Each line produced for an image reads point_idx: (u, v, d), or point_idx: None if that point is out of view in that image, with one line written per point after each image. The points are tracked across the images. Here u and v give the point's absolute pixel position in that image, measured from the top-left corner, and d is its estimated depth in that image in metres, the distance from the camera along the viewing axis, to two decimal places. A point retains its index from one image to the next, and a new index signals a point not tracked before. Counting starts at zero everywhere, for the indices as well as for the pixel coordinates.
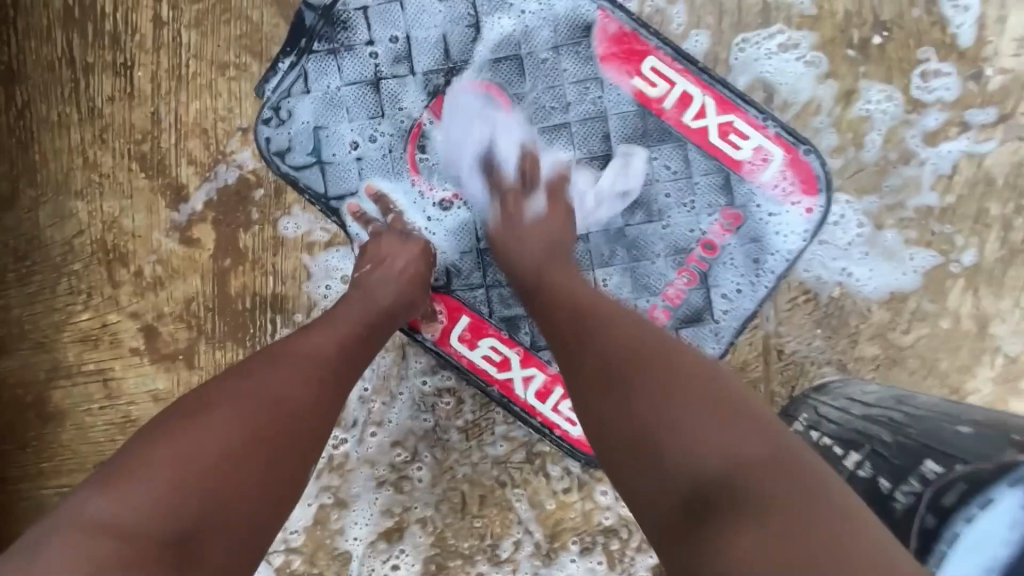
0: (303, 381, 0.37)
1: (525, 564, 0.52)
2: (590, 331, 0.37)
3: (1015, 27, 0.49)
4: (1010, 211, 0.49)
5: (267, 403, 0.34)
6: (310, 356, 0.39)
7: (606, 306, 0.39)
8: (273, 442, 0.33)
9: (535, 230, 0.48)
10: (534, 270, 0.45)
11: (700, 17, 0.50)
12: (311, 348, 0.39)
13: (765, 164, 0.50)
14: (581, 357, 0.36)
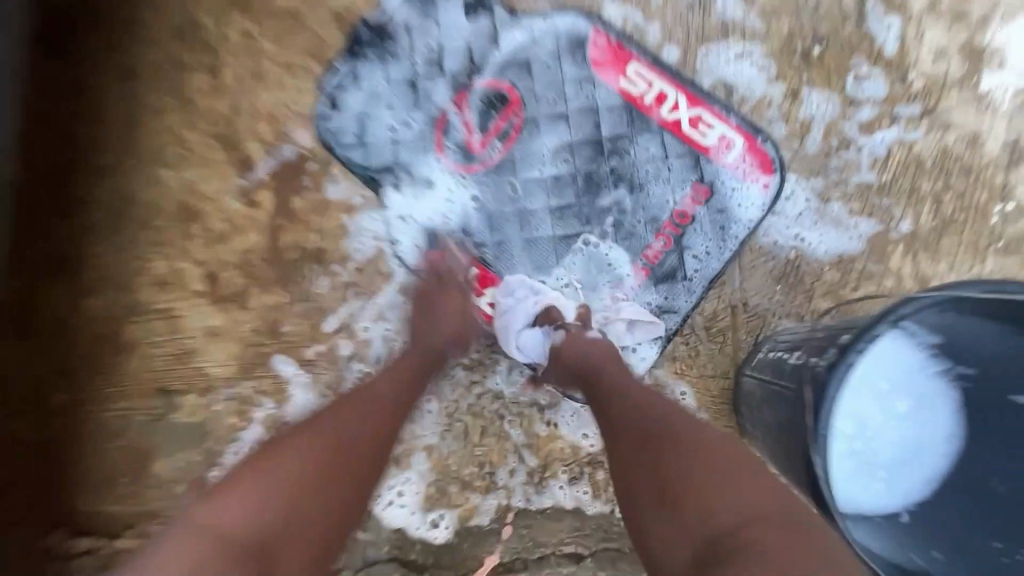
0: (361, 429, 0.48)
1: (519, 490, 0.59)
2: (642, 419, 0.45)
3: (931, 41, 0.60)
4: (939, 187, 0.58)
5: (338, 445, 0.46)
6: (369, 410, 0.50)
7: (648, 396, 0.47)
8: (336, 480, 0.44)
9: (597, 349, 0.53)
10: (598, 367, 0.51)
11: (672, 33, 0.62)
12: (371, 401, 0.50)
13: (728, 149, 0.60)
14: (630, 433, 0.44)
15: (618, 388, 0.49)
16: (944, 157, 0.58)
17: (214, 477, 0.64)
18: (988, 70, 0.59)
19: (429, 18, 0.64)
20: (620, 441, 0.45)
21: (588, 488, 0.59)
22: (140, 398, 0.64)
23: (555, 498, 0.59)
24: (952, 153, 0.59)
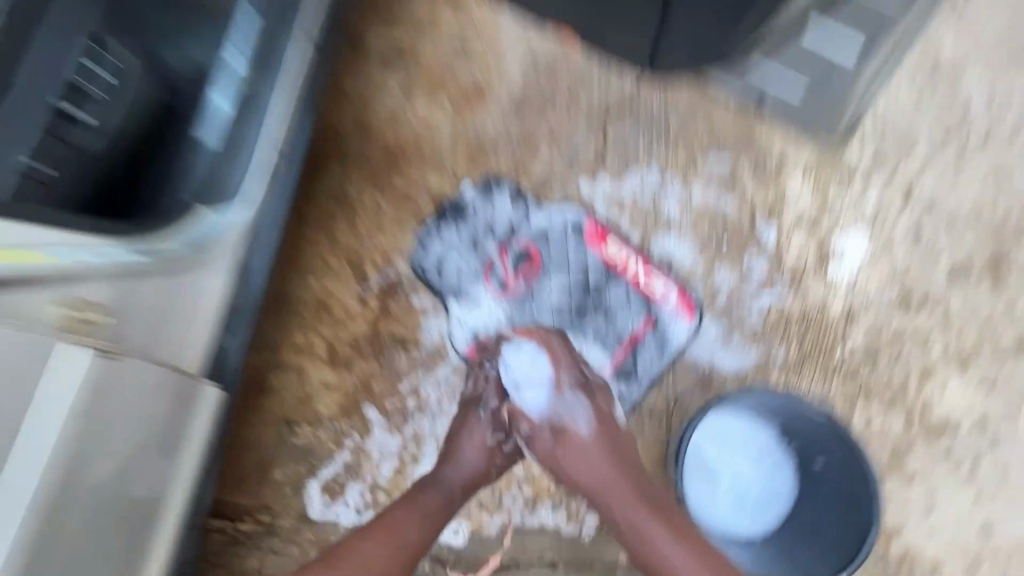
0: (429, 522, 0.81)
1: (518, 511, 0.87)
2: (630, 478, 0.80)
3: (796, 242, 0.96)
4: (801, 333, 0.92)
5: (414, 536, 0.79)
6: (434, 506, 0.82)
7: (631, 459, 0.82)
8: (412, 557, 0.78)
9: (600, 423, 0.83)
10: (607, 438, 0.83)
11: (636, 224, 1.00)
12: (435, 502, 0.82)
13: (668, 297, 0.95)
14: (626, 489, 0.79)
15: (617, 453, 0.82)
16: (805, 313, 0.92)
17: (313, 484, 0.94)
18: (834, 261, 0.95)
19: (487, 200, 1.03)
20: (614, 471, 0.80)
21: (565, 515, 0.87)
22: (272, 424, 0.96)
23: (542, 519, 0.87)
24: (809, 312, 0.92)
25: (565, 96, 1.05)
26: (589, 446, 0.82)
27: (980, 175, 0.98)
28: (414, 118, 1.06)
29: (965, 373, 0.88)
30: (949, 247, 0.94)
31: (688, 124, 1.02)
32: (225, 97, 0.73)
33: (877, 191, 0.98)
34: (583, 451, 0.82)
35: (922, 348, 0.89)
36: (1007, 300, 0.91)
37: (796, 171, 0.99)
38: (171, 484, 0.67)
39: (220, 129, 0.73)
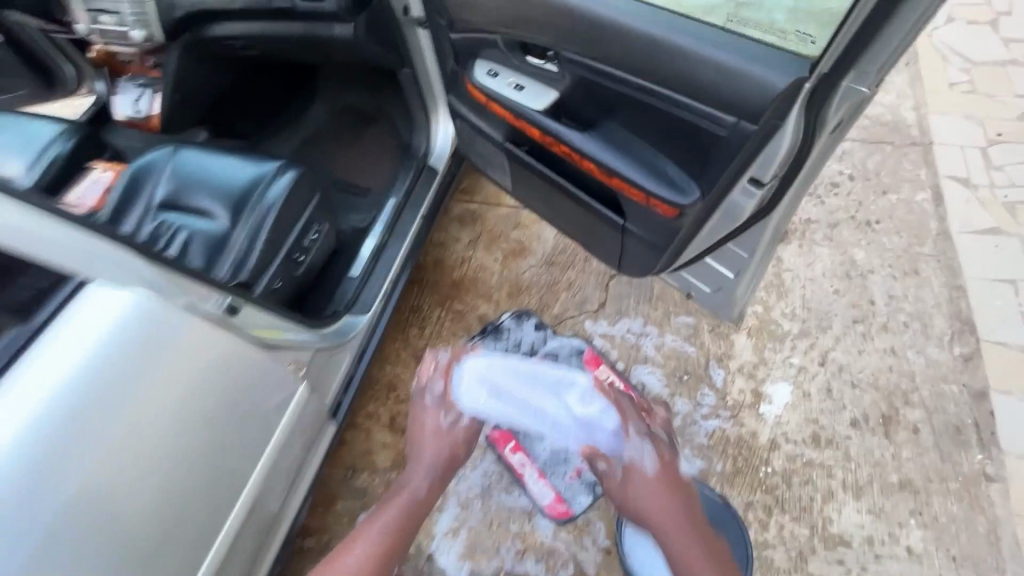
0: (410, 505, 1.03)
1: (510, 559, 1.18)
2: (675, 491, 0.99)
3: (737, 384, 1.32)
4: (735, 452, 1.24)
5: (398, 516, 1.01)
6: (411, 493, 1.05)
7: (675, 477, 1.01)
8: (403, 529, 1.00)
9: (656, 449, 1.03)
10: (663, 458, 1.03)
11: (622, 356, 1.39)
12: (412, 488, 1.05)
13: (640, 412, 1.27)
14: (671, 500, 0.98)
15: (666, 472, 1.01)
16: (739, 437, 1.25)
17: (363, 517, 1.26)
18: (765, 402, 1.29)
19: (517, 324, 1.42)
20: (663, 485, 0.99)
21: (545, 567, 1.16)
22: (342, 468, 1.32)
23: (527, 568, 1.17)
24: (742, 437, 1.25)
25: (582, 262, 1.52)
26: (649, 469, 1.01)
27: (879, 352, 1.33)
28: (475, 263, 1.53)
29: (857, 501, 1.17)
30: (853, 402, 1.27)
31: (665, 290, 1.45)
32: (370, 259, 1.22)
33: (801, 354, 1.34)
34: (650, 481, 0.99)
35: (827, 477, 1.19)
36: (895, 449, 1.21)
37: (741, 332, 1.38)
38: (287, 504, 1.06)
39: (362, 267, 1.21)
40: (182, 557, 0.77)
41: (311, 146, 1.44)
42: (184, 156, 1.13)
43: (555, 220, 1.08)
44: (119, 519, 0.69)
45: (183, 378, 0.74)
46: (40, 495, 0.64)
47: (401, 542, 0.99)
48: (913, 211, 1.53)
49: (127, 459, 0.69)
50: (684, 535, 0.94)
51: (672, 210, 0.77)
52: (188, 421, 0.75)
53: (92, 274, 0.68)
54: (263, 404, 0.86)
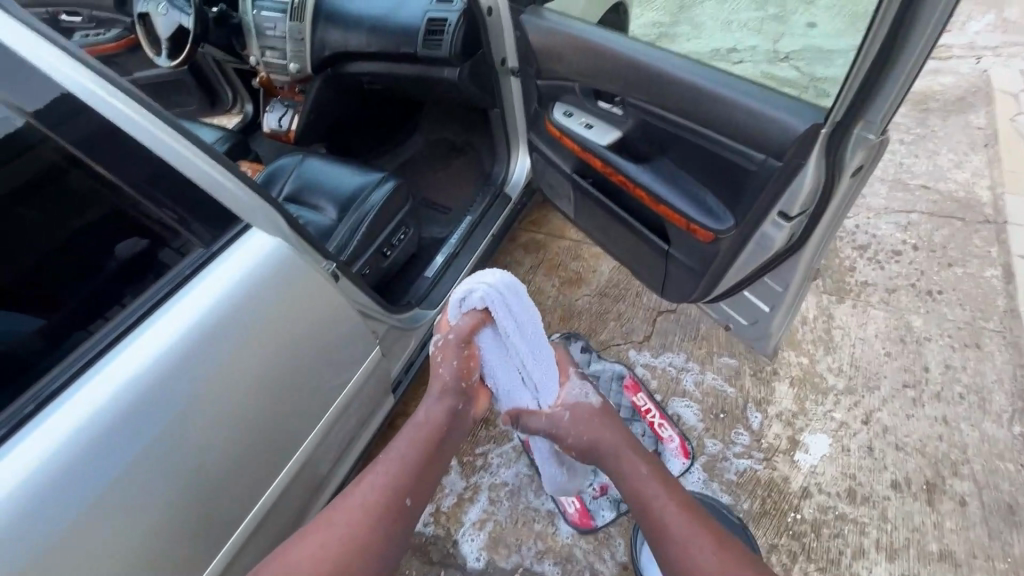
0: (404, 455, 0.84)
1: (530, 556, 1.24)
2: (638, 454, 0.88)
3: (774, 429, 1.34)
4: (764, 493, 1.25)
5: (391, 474, 0.82)
6: (411, 442, 0.86)
7: (637, 442, 0.90)
8: (392, 501, 0.79)
9: (601, 404, 0.94)
10: (612, 415, 0.93)
11: (660, 386, 1.44)
12: (410, 438, 0.86)
13: (671, 440, 1.32)
14: (631, 465, 0.86)
15: (625, 433, 0.90)
16: (770, 480, 1.26)
17: None
18: (801, 450, 1.30)
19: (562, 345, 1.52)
20: (624, 449, 0.88)
21: (561, 571, 1.22)
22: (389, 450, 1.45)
23: (545, 568, 1.22)
24: (773, 480, 1.26)
25: (633, 296, 1.62)
26: (589, 411, 0.92)
27: (930, 418, 1.31)
28: (534, 286, 1.68)
29: (891, 563, 1.13)
30: (895, 465, 1.25)
31: (711, 332, 1.52)
32: (443, 264, 1.39)
33: (843, 410, 1.34)
34: (599, 422, 0.91)
35: (859, 534, 1.17)
36: (938, 517, 1.17)
37: (783, 381, 1.41)
38: (337, 468, 1.16)
39: (437, 268, 1.39)
40: (240, 489, 0.89)
41: (408, 170, 1.68)
42: (309, 163, 1.37)
43: (608, 247, 1.21)
44: (203, 443, 0.82)
45: (285, 331, 0.91)
46: (161, 405, 0.78)
47: (424, 479, 0.84)
48: (980, 285, 1.51)
49: (229, 389, 0.85)
50: (670, 514, 0.80)
51: (709, 235, 0.89)
52: (277, 370, 0.91)
53: (248, 220, 0.90)
54: (333, 372, 1.02)
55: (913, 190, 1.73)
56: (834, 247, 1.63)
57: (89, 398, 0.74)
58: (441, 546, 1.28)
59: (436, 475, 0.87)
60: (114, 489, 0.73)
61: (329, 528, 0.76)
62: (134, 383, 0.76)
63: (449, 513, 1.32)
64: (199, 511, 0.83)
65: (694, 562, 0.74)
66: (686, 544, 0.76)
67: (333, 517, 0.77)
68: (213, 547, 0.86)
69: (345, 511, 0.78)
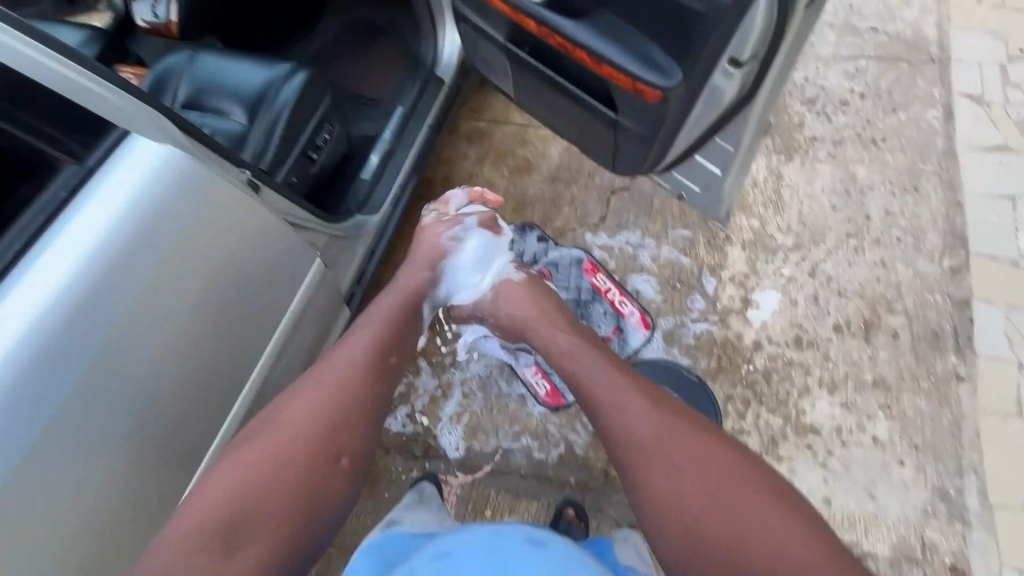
0: (373, 335, 1.00)
1: (509, 436, 1.31)
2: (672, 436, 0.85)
3: (727, 292, 1.38)
4: (720, 350, 1.32)
5: (372, 354, 0.97)
6: (383, 322, 1.03)
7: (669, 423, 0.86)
8: (376, 371, 0.96)
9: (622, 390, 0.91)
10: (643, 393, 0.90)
11: (618, 266, 1.45)
12: (382, 318, 1.03)
13: (630, 315, 1.37)
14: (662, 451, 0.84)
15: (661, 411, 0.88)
16: (725, 338, 1.33)
17: None
18: (753, 308, 1.36)
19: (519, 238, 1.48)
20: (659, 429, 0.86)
21: (539, 446, 1.29)
22: None
23: (524, 446, 1.30)
24: (727, 338, 1.34)
25: (585, 177, 1.56)
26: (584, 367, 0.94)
27: (869, 264, 1.37)
28: (482, 178, 1.60)
29: (832, 395, 1.25)
30: (836, 309, 1.33)
31: (665, 205, 1.50)
32: (380, 163, 1.28)
33: (792, 265, 1.39)
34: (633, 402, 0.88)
35: (804, 375, 1.27)
36: (874, 350, 1.28)
37: (736, 245, 1.43)
38: None
39: (373, 170, 1.27)
40: (193, 415, 0.89)
41: (328, 62, 1.49)
42: (202, 59, 1.17)
43: (559, 125, 1.14)
44: (140, 373, 0.80)
45: (209, 250, 0.84)
46: (79, 342, 0.74)
47: (398, 344, 1.02)
48: (920, 129, 1.51)
49: (158, 320, 0.81)
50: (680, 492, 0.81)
51: (656, 94, 0.81)
52: (212, 291, 0.87)
53: (129, 127, 0.78)
54: (275, 291, 0.97)
55: (862, 34, 1.65)
56: (783, 103, 1.59)
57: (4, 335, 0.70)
58: (422, 441, 1.33)
59: (406, 339, 1.04)
60: (53, 428, 0.73)
61: (312, 410, 0.89)
62: (49, 316, 0.72)
63: (425, 411, 1.35)
64: (152, 437, 0.84)
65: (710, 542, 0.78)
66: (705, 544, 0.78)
67: (309, 404, 0.90)
68: (183, 469, 0.90)
69: (319, 397, 0.90)
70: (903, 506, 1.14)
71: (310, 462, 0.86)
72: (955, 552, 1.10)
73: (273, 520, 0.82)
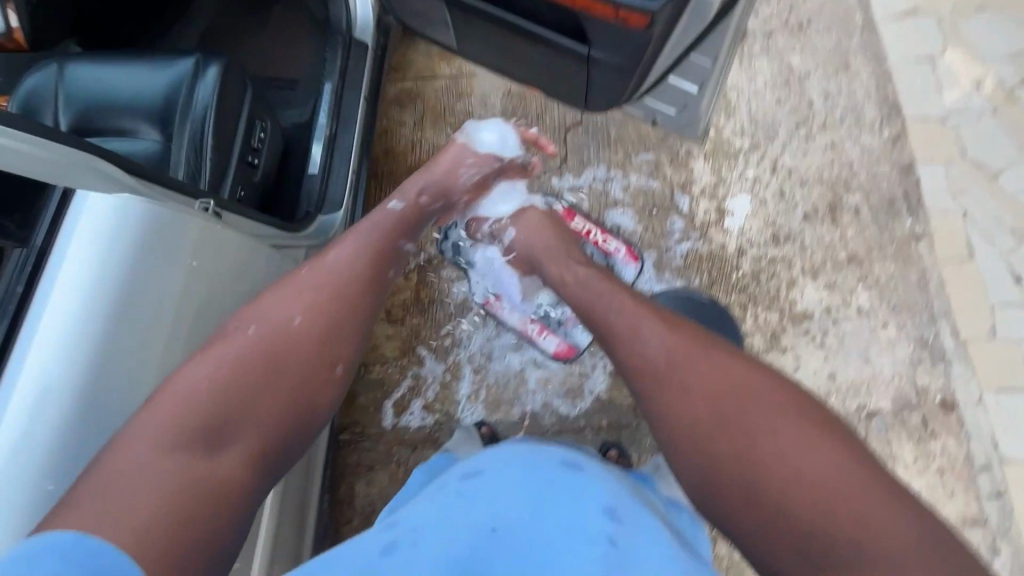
0: (369, 238, 0.95)
1: (534, 398, 1.31)
2: (767, 436, 0.73)
3: (702, 206, 1.40)
4: (709, 264, 1.36)
5: (373, 262, 0.93)
6: (378, 222, 0.98)
7: (765, 425, 0.73)
8: (375, 279, 0.92)
9: (714, 390, 0.77)
10: (744, 403, 0.75)
11: (594, 205, 1.43)
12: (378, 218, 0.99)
13: (616, 251, 1.35)
14: (740, 440, 0.74)
15: (757, 416, 0.74)
16: (710, 252, 1.37)
17: (387, 404, 1.32)
18: (729, 216, 1.39)
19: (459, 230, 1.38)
20: (748, 433, 0.74)
21: (565, 399, 1.30)
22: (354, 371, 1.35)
23: (551, 403, 1.30)
24: (712, 251, 1.37)
25: (536, 120, 1.48)
26: (682, 359, 0.80)
27: (821, 149, 1.43)
28: (428, 143, 1.48)
29: (816, 280, 1.33)
30: (802, 199, 1.39)
31: (622, 132, 1.46)
32: (325, 151, 1.13)
33: (754, 166, 1.43)
34: (726, 409, 0.75)
35: (788, 268, 1.34)
36: (842, 230, 1.36)
37: (698, 158, 1.44)
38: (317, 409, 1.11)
39: (321, 159, 1.13)
40: None
41: (227, 49, 1.28)
42: (72, 70, 0.95)
43: (517, 72, 1.06)
44: None
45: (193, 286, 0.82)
46: (104, 409, 0.72)
47: (396, 251, 0.98)
48: (840, 5, 1.53)
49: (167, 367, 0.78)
50: (734, 471, 0.73)
51: (642, 19, 0.75)
52: (194, 332, 0.83)
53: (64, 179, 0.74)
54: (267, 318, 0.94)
55: None
56: None
57: (15, 416, 0.68)
58: (448, 429, 1.30)
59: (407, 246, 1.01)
60: None
61: (308, 308, 0.84)
62: (52, 389, 0.69)
63: (442, 397, 1.31)
64: None
65: (740, 512, 0.72)
66: (738, 508, 0.73)
67: (303, 302, 0.84)
68: None
69: (313, 296, 0.85)
70: (894, 362, 1.26)
71: (295, 376, 0.79)
72: (943, 389, 1.24)
73: (263, 429, 0.75)
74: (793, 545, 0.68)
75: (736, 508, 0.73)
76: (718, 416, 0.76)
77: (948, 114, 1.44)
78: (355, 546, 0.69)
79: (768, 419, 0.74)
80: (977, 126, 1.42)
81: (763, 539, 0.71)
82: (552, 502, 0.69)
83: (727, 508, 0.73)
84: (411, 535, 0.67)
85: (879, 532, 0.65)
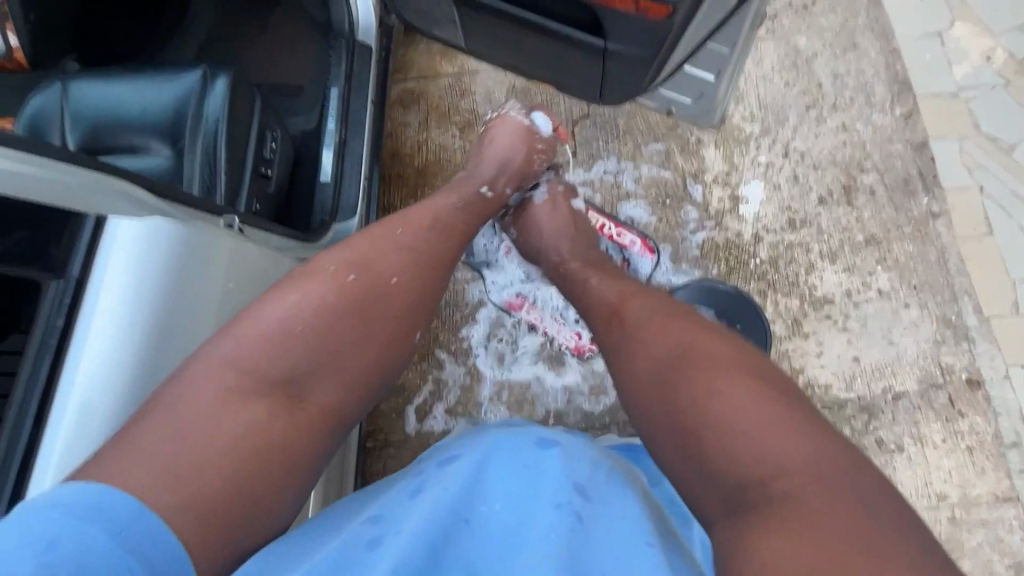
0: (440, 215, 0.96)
1: (557, 395, 1.30)
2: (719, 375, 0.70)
3: (715, 194, 1.39)
4: (726, 252, 1.35)
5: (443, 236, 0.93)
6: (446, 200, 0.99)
7: (713, 367, 0.71)
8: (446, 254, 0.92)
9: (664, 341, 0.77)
10: (692, 350, 0.74)
11: (606, 198, 1.41)
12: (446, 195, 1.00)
13: (631, 244, 1.33)
14: (694, 380, 0.70)
15: (702, 357, 0.72)
16: (726, 239, 1.36)
17: (410, 409, 1.31)
18: (743, 203, 1.38)
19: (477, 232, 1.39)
20: (701, 372, 0.70)
21: (588, 395, 1.29)
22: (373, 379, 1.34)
23: (574, 399, 1.29)
24: (729, 239, 1.36)
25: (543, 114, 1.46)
26: (639, 322, 0.82)
27: (834, 130, 1.41)
28: (435, 143, 1.46)
29: (835, 264, 1.32)
30: (817, 182, 1.38)
31: (631, 122, 1.45)
32: (336, 158, 1.11)
33: (766, 151, 1.41)
34: (672, 357, 0.74)
35: (806, 252, 1.33)
36: (858, 212, 1.35)
37: (709, 145, 1.42)
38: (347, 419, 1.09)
39: (333, 166, 1.11)
40: None
41: (227, 57, 1.26)
42: (77, 88, 0.93)
43: (527, 68, 1.04)
44: None
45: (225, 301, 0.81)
46: None
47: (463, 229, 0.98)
48: None
49: None
50: (686, 411, 0.69)
51: (663, 9, 0.74)
52: None
53: (93, 209, 0.72)
54: None
55: None
56: None
57: (61, 445, 0.65)
58: None
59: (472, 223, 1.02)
60: None
61: (387, 273, 0.82)
62: (93, 413, 0.67)
63: (465, 399, 1.30)
64: None
65: (692, 456, 0.66)
66: (689, 448, 0.67)
67: (383, 267, 0.83)
68: None
69: (393, 262, 0.84)
70: (917, 342, 1.25)
71: (369, 342, 0.77)
72: (968, 367, 1.23)
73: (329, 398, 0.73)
74: (745, 489, 0.62)
75: (688, 448, 0.67)
76: (660, 373, 0.74)
77: (960, 89, 1.42)
78: (333, 536, 0.65)
79: (712, 360, 0.72)
80: (989, 99, 1.41)
81: (712, 487, 0.64)
82: (539, 490, 0.65)
83: (676, 449, 0.68)
84: (394, 530, 0.62)
85: (795, 476, 0.61)
